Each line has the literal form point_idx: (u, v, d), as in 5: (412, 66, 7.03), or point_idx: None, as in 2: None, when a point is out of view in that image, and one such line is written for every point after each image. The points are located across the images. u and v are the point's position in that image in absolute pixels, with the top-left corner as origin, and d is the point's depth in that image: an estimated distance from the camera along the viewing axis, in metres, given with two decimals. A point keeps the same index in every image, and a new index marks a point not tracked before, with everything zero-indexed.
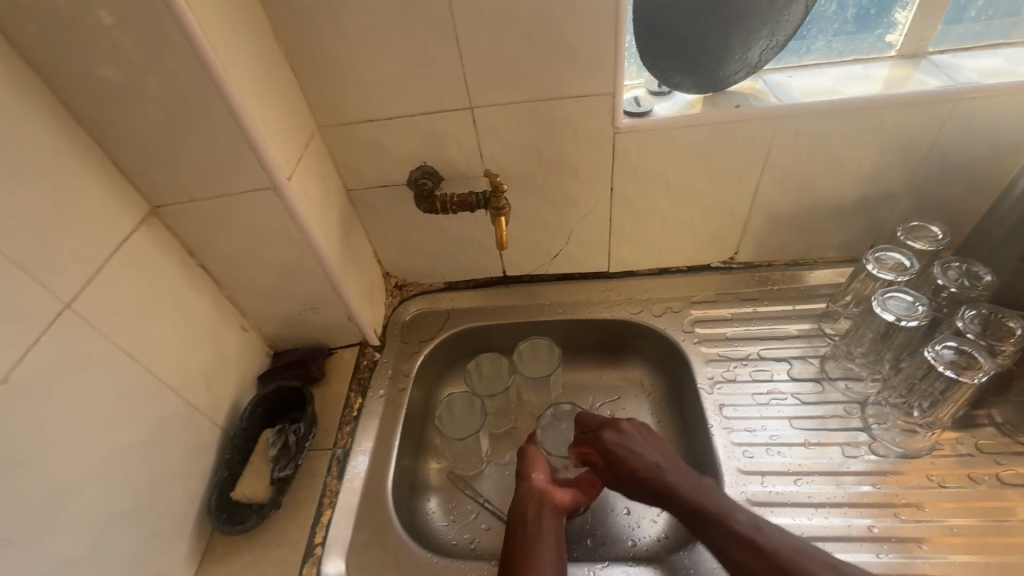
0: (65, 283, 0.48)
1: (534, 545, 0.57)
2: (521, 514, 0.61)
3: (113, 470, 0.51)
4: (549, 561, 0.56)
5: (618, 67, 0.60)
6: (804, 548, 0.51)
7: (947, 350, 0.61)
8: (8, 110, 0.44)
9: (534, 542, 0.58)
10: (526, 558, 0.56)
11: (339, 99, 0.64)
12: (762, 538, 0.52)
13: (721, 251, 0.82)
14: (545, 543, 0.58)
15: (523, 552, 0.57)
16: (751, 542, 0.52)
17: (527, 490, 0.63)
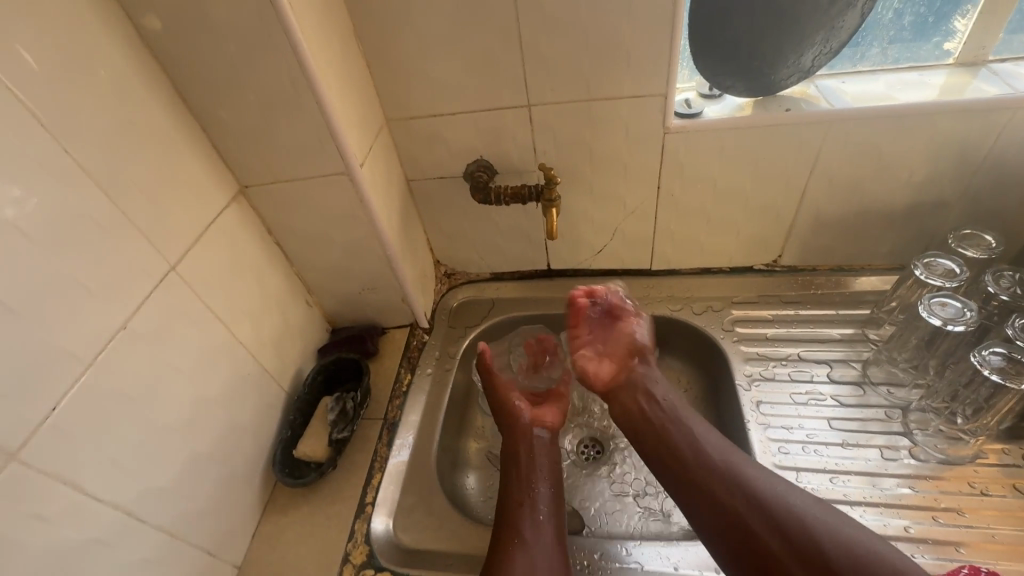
0: (171, 249, 0.54)
1: (526, 490, 0.63)
2: (510, 456, 0.67)
3: (201, 418, 0.57)
4: (544, 504, 0.62)
5: (671, 69, 0.63)
6: (769, 484, 0.55)
7: (995, 356, 0.61)
8: (136, 95, 0.51)
9: (525, 486, 0.63)
10: (522, 504, 0.61)
11: (408, 95, 0.70)
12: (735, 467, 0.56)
13: (764, 254, 0.84)
14: (534, 486, 0.63)
15: (517, 498, 0.62)
16: (721, 467, 0.56)
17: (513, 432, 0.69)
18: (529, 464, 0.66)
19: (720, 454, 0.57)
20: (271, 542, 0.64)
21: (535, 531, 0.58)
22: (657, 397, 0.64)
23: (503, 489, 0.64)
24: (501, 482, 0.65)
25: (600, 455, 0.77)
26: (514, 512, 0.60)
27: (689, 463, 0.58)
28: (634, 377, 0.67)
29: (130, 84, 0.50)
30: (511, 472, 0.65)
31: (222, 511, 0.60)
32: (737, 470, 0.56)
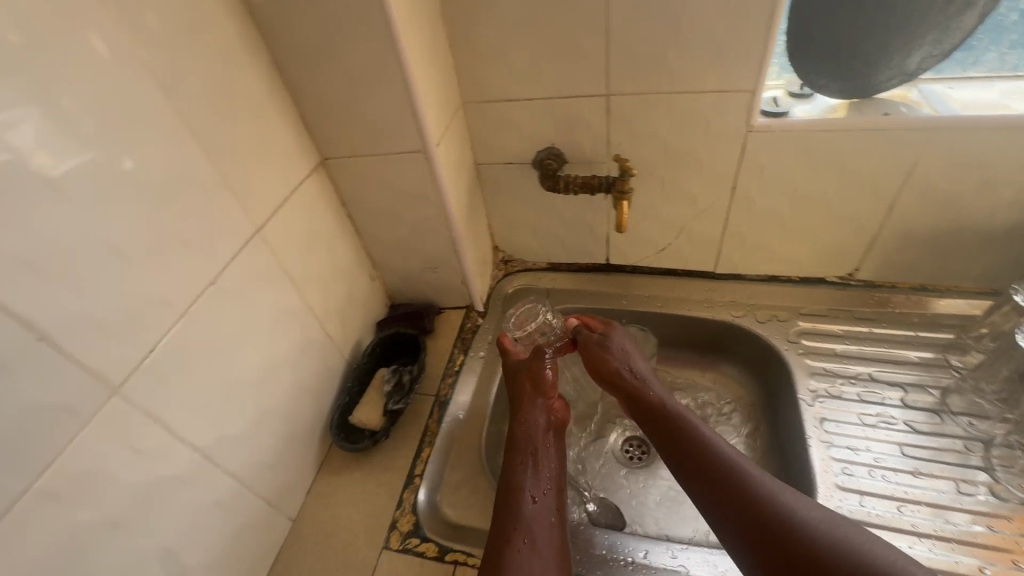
0: (258, 213, 0.57)
1: (540, 487, 0.60)
2: (523, 445, 0.63)
3: (271, 376, 0.60)
4: (553, 504, 0.59)
5: (764, 66, 0.61)
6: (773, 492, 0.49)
7: None
8: (239, 63, 0.53)
9: (537, 479, 0.60)
10: (530, 497, 0.58)
11: (487, 78, 0.70)
12: (741, 478, 0.50)
13: (840, 266, 0.80)
14: (542, 482, 0.60)
15: (529, 492, 0.58)
16: (724, 480, 0.51)
17: (528, 418, 0.65)
18: (545, 459, 0.62)
19: (726, 466, 0.52)
20: (324, 500, 0.66)
21: (543, 532, 0.55)
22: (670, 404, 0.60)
23: (511, 477, 0.60)
24: (510, 470, 0.61)
25: (648, 455, 0.77)
26: (523, 506, 0.57)
27: (693, 475, 0.53)
28: (643, 390, 0.62)
29: (235, 53, 0.52)
30: (521, 465, 0.61)
31: (283, 466, 0.63)
32: (744, 483, 0.50)
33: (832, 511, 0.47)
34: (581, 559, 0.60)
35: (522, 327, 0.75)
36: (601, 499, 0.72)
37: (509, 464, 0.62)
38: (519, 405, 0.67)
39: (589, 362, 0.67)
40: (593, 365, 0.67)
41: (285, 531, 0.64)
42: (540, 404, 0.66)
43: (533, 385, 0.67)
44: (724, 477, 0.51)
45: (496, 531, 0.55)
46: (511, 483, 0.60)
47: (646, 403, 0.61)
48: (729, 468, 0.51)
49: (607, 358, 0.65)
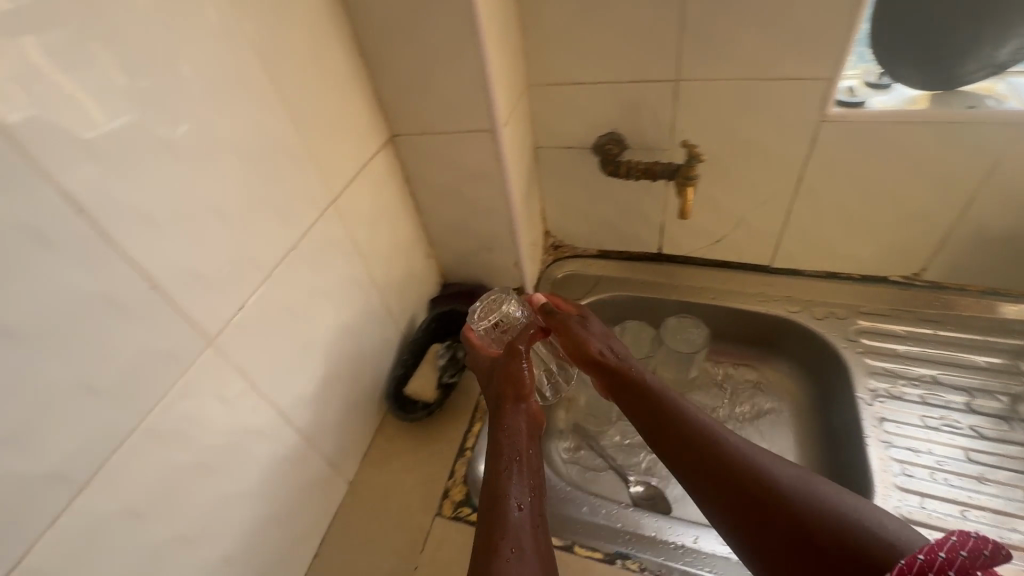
0: (334, 185, 0.59)
1: (525, 494, 0.52)
2: (506, 450, 0.55)
3: (338, 343, 0.62)
4: (537, 511, 0.51)
5: (845, 53, 0.59)
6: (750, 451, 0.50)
7: None
8: (326, 37, 0.55)
9: (520, 486, 0.52)
10: (513, 503, 0.50)
11: (555, 60, 0.70)
12: (721, 445, 0.50)
13: (905, 265, 0.77)
14: (527, 487, 0.53)
15: (515, 500, 0.51)
16: (707, 450, 0.51)
17: (507, 420, 0.58)
18: (527, 464, 0.55)
19: (703, 429, 0.52)
20: (378, 467, 0.69)
21: (531, 539, 0.48)
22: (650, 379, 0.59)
23: (492, 485, 0.52)
24: (490, 480, 0.53)
25: None
26: (508, 516, 0.49)
27: (672, 443, 0.53)
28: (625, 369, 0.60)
29: (323, 27, 0.54)
30: (502, 468, 0.53)
31: (344, 430, 0.65)
32: (724, 450, 0.50)
33: (807, 469, 0.48)
34: (629, 538, 0.60)
35: (487, 318, 0.69)
36: (648, 485, 0.74)
37: (489, 471, 0.54)
38: (496, 407, 0.60)
39: (566, 345, 0.65)
40: (573, 346, 0.64)
41: (342, 493, 0.66)
42: (519, 407, 0.59)
43: (513, 388, 0.60)
44: (705, 447, 0.51)
45: (477, 549, 0.46)
46: (492, 489, 0.52)
47: (626, 379, 0.59)
48: (711, 437, 0.51)
49: (586, 340, 0.63)
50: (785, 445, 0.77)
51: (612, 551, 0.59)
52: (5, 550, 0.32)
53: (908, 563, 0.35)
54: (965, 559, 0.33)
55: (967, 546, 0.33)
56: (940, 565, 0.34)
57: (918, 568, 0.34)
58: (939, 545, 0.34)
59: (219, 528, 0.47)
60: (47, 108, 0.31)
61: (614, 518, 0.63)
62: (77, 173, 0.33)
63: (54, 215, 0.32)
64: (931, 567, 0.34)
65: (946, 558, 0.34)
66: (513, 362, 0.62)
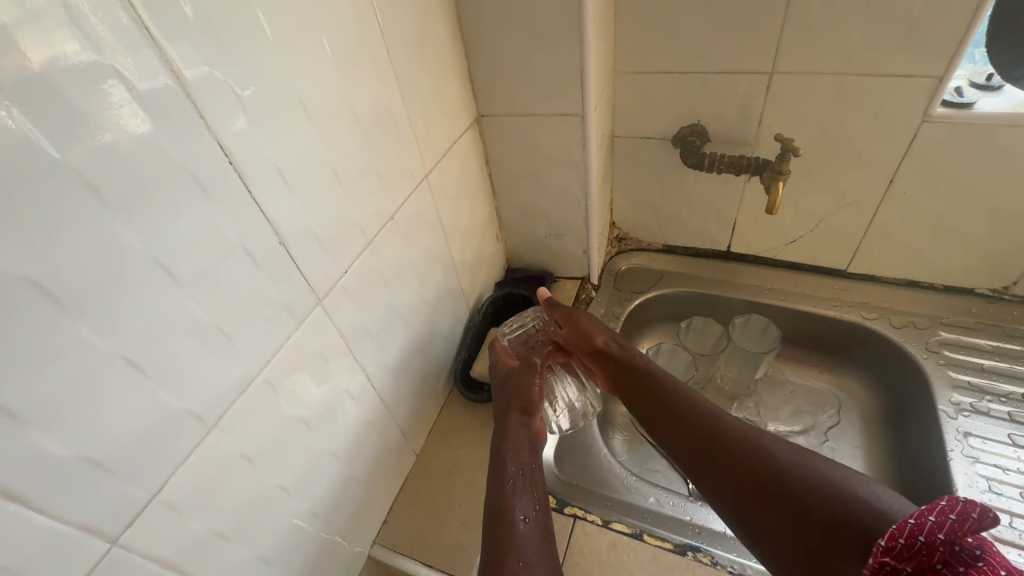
0: (429, 160, 0.60)
1: (526, 503, 0.50)
2: (510, 462, 0.54)
3: (419, 316, 0.64)
4: (542, 521, 0.49)
5: (961, 50, 0.57)
6: (751, 434, 0.53)
7: None
8: (433, 13, 0.55)
9: (525, 496, 0.51)
10: (513, 511, 0.49)
11: (646, 47, 0.70)
12: (720, 427, 0.54)
13: (996, 277, 0.74)
14: (530, 500, 0.51)
15: (516, 509, 0.49)
16: (709, 437, 0.54)
17: (512, 429, 0.58)
18: (530, 476, 0.54)
19: (704, 417, 0.56)
20: (445, 442, 0.70)
21: (535, 548, 0.46)
22: (658, 371, 0.62)
23: (493, 495, 0.51)
24: (492, 493, 0.52)
25: None
26: (513, 527, 0.47)
27: (678, 430, 0.57)
28: (635, 361, 0.64)
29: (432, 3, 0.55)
30: (507, 477, 0.53)
31: (417, 403, 0.66)
32: (724, 432, 0.54)
33: (803, 448, 0.50)
34: (700, 531, 0.60)
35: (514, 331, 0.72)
36: None
37: (493, 481, 0.53)
38: (503, 417, 0.61)
39: (576, 342, 0.68)
40: (581, 336, 0.67)
41: (411, 464, 0.67)
42: (522, 419, 0.60)
43: (520, 400, 0.61)
44: (705, 431, 0.55)
45: (485, 562, 0.45)
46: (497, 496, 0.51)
47: (634, 371, 0.63)
48: (710, 419, 0.55)
49: (593, 333, 0.67)
50: (854, 455, 0.75)
51: (683, 543, 0.59)
52: (149, 479, 0.33)
53: (900, 528, 0.35)
54: (954, 522, 0.33)
55: (956, 510, 0.33)
56: (929, 528, 0.34)
57: (909, 531, 0.34)
58: (927, 509, 0.34)
59: (312, 482, 0.49)
60: (215, 62, 0.33)
61: (681, 511, 0.62)
62: (231, 127, 0.35)
63: (212, 166, 0.34)
64: (922, 530, 0.34)
65: (936, 521, 0.34)
66: (526, 374, 0.64)
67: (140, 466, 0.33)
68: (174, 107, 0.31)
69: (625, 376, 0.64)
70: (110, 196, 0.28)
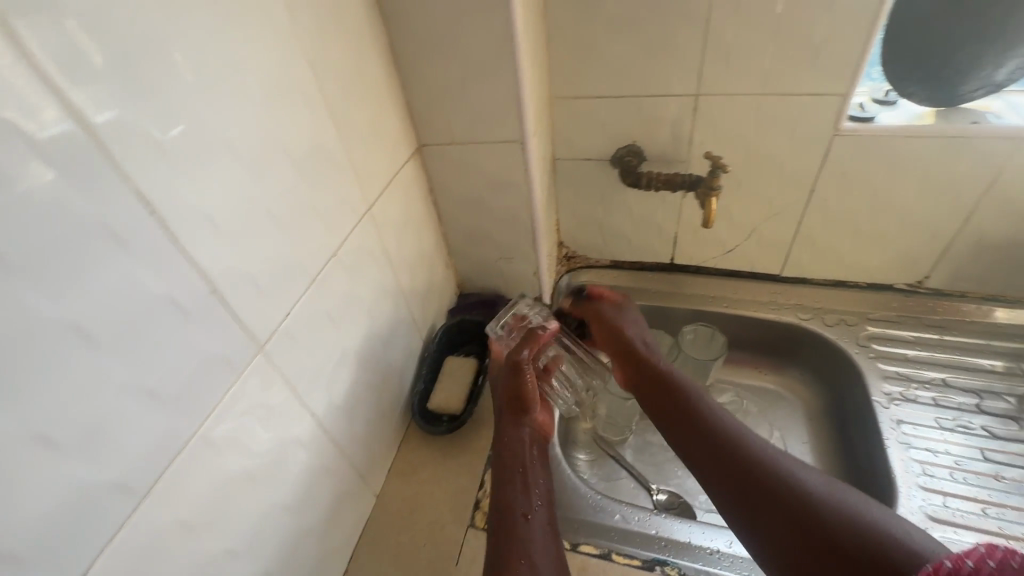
0: (370, 192, 0.59)
1: (533, 502, 0.53)
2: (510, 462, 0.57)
3: (370, 352, 0.62)
4: (547, 520, 0.52)
5: (859, 70, 0.62)
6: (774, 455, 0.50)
7: None
8: (365, 47, 0.55)
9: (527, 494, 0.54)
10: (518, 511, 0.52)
11: (578, 73, 0.72)
12: (746, 444, 0.51)
13: (910, 273, 0.80)
14: (532, 496, 0.54)
15: (522, 509, 0.52)
16: (728, 453, 0.51)
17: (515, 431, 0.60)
18: (531, 473, 0.56)
19: (726, 433, 0.52)
20: (405, 480, 0.68)
21: (542, 548, 0.48)
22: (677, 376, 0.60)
23: (504, 496, 0.53)
24: (502, 492, 0.54)
25: None
26: (516, 525, 0.50)
27: (696, 442, 0.53)
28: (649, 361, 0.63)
29: (365, 37, 0.55)
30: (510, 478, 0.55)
31: (373, 442, 0.64)
32: (749, 450, 0.50)
33: (831, 478, 0.48)
34: (666, 545, 0.61)
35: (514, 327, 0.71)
36: (671, 494, 0.74)
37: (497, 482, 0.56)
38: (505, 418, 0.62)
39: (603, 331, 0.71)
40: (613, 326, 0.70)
41: (371, 506, 0.65)
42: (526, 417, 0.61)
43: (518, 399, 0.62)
44: (730, 445, 0.51)
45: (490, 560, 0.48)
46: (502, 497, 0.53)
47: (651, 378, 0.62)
48: (730, 437, 0.52)
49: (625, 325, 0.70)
50: (804, 451, 0.79)
51: (650, 558, 0.59)
52: (70, 563, 0.30)
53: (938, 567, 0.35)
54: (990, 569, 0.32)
55: (996, 556, 0.32)
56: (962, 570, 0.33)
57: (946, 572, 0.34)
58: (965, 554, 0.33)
59: (262, 541, 0.46)
60: (130, 107, 0.31)
61: (647, 525, 0.62)
62: (150, 173, 0.33)
63: (130, 216, 0.32)
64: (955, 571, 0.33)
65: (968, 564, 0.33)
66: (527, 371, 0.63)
67: (59, 549, 0.30)
68: (82, 157, 0.29)
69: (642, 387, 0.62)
70: (13, 257, 0.26)
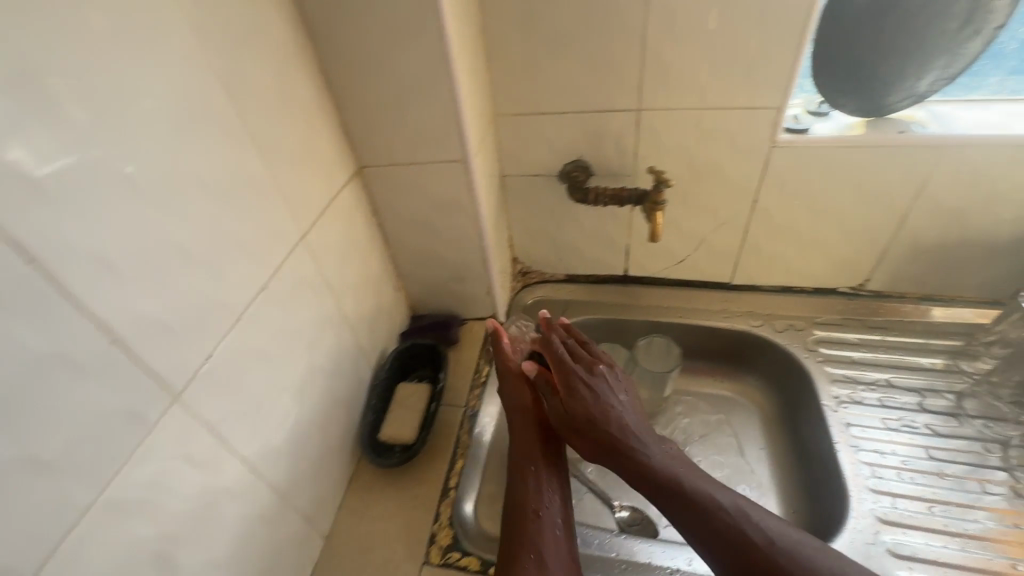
0: (303, 219, 0.56)
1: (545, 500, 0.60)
2: (524, 466, 0.63)
3: (311, 386, 0.58)
4: (559, 517, 0.59)
5: (791, 84, 0.64)
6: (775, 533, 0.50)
7: None
8: (292, 68, 0.53)
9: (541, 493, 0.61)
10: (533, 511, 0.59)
11: (521, 90, 0.71)
12: (746, 534, 0.50)
13: (852, 277, 0.83)
14: (545, 496, 0.60)
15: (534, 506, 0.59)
16: (726, 531, 0.50)
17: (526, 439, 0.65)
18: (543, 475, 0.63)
19: (724, 510, 0.52)
20: (356, 518, 0.64)
21: (552, 547, 0.56)
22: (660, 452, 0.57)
23: (520, 499, 0.60)
24: (516, 492, 0.61)
25: None
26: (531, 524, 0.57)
27: (690, 512, 0.52)
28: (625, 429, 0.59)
29: (290, 58, 0.52)
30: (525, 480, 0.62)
31: (318, 482, 0.61)
32: (751, 541, 0.49)
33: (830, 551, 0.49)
34: (627, 567, 0.60)
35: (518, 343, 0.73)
36: (634, 509, 0.73)
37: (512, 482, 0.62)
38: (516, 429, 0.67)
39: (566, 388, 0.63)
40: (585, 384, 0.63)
41: (319, 549, 0.61)
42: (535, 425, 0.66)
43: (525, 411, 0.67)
44: (730, 537, 0.50)
45: (504, 553, 0.56)
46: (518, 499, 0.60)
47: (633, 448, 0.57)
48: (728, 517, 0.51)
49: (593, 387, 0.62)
50: (760, 457, 0.80)
51: None
52: None
53: None
54: None
55: None
56: None
57: None
58: None
59: None
60: None
61: (607, 548, 0.61)
62: (24, 217, 0.29)
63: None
64: None
65: None
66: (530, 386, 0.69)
67: None
68: None
69: (626, 471, 0.57)
70: None
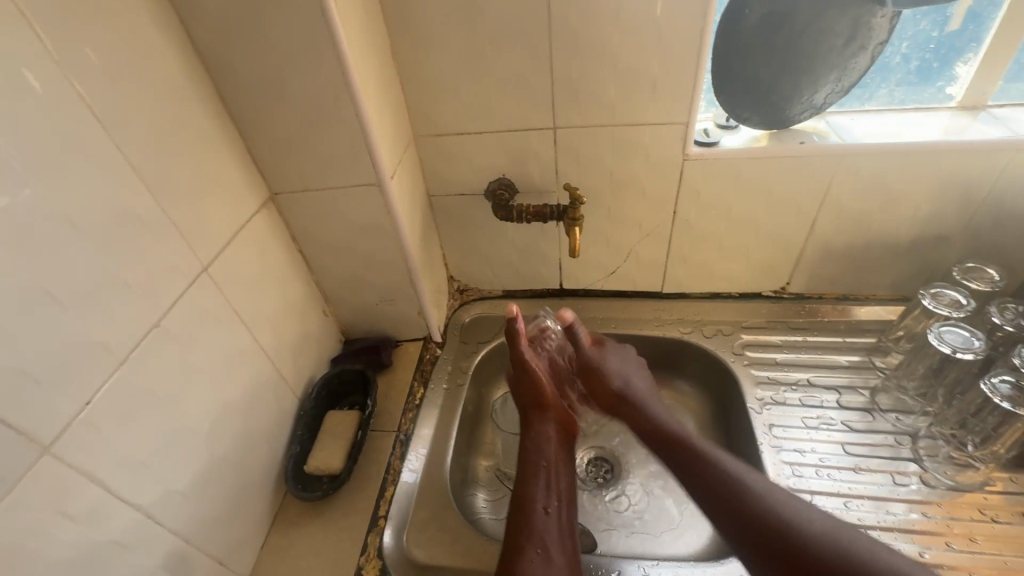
0: (206, 251, 0.54)
1: (552, 500, 0.61)
2: (533, 457, 0.65)
3: (223, 422, 0.56)
4: (563, 519, 0.60)
5: (694, 100, 0.66)
6: (778, 499, 0.56)
7: (947, 334, 0.68)
8: (185, 99, 0.52)
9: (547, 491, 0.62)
10: (539, 503, 0.60)
11: (438, 111, 0.72)
12: (746, 499, 0.56)
13: (774, 280, 0.86)
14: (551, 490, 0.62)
15: (542, 504, 0.60)
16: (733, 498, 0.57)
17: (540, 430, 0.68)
18: (553, 467, 0.65)
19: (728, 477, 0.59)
20: (282, 555, 0.62)
21: (556, 540, 0.57)
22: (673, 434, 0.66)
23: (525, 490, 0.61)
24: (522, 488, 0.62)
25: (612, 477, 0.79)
26: (534, 518, 0.58)
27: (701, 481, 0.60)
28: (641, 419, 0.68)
29: (183, 88, 0.51)
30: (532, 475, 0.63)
31: (235, 522, 0.58)
32: (748, 496, 0.57)
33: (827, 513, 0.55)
34: None
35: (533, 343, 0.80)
36: None
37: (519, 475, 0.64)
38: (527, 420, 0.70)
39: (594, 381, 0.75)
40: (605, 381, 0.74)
41: None
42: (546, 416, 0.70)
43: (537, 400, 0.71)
44: (728, 497, 0.57)
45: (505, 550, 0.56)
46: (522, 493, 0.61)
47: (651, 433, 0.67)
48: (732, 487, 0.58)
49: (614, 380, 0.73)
50: None
51: None
52: None
53: None
54: None
55: None
56: None
57: None
58: None
59: None
60: None
61: None
62: None
63: None
64: None
65: None
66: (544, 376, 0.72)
67: None
68: None
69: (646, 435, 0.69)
70: None
